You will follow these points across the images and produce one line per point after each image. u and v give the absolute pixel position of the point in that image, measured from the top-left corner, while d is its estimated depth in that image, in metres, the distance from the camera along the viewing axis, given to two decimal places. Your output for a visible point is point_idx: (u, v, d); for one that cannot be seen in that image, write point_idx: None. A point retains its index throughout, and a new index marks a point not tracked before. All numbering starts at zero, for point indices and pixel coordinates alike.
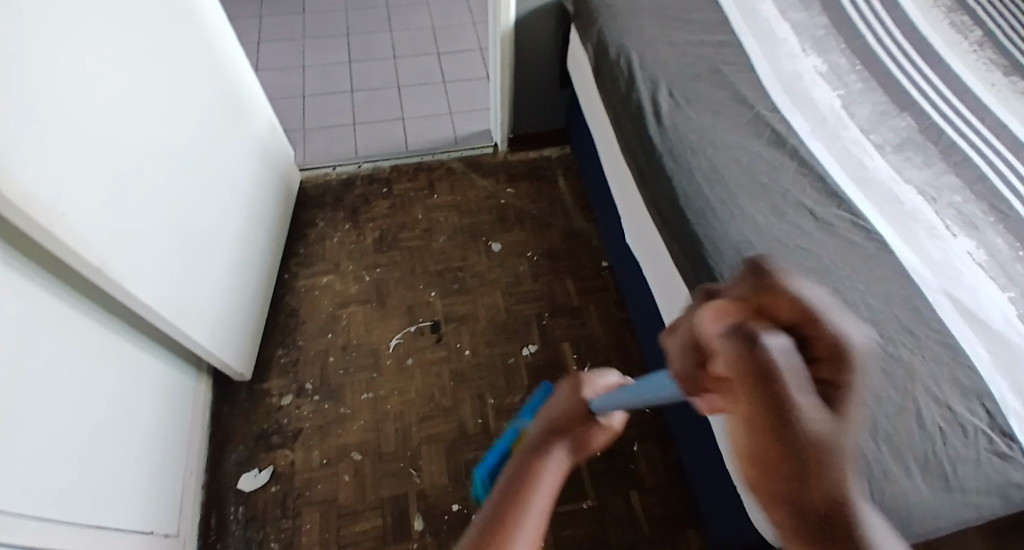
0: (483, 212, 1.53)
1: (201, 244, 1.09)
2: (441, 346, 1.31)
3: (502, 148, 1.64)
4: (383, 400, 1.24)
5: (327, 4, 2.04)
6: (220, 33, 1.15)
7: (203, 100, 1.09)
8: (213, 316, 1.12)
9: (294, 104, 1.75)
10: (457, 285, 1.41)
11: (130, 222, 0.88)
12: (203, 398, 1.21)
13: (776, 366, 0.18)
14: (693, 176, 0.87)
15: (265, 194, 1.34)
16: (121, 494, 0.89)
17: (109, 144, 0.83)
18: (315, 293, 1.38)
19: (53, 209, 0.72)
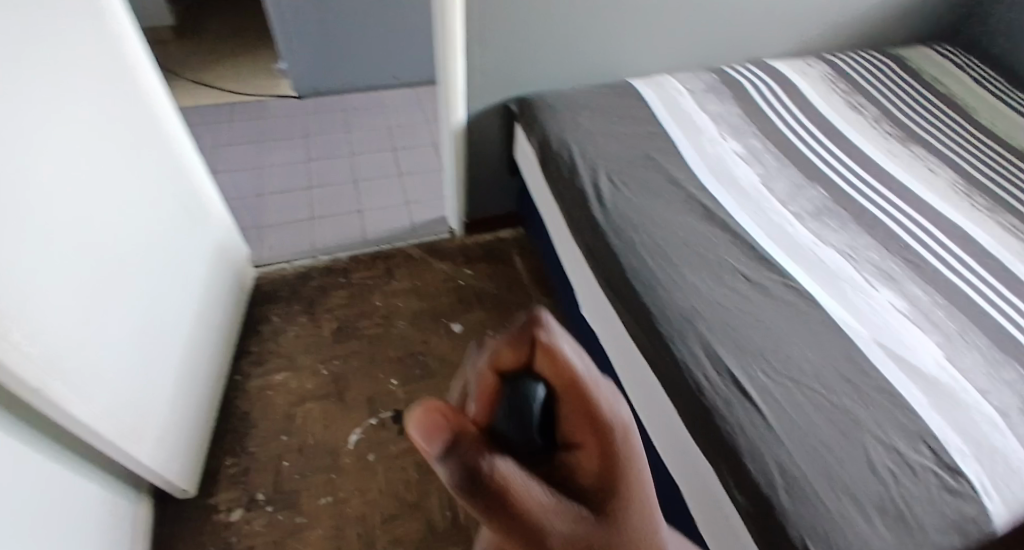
0: (442, 295, 1.54)
1: (149, 353, 1.05)
2: (404, 437, 1.27)
3: (459, 232, 1.68)
4: (343, 503, 1.17)
5: (284, 109, 2.14)
6: (178, 146, 1.19)
7: (156, 205, 1.09)
8: (156, 429, 1.06)
9: (250, 203, 1.78)
10: (420, 370, 1.38)
11: (76, 333, 0.85)
12: (142, 520, 1.11)
13: (502, 471, 0.19)
14: (638, 252, 0.91)
15: (218, 296, 1.32)
16: None
17: (60, 256, 0.82)
18: (269, 393, 1.33)
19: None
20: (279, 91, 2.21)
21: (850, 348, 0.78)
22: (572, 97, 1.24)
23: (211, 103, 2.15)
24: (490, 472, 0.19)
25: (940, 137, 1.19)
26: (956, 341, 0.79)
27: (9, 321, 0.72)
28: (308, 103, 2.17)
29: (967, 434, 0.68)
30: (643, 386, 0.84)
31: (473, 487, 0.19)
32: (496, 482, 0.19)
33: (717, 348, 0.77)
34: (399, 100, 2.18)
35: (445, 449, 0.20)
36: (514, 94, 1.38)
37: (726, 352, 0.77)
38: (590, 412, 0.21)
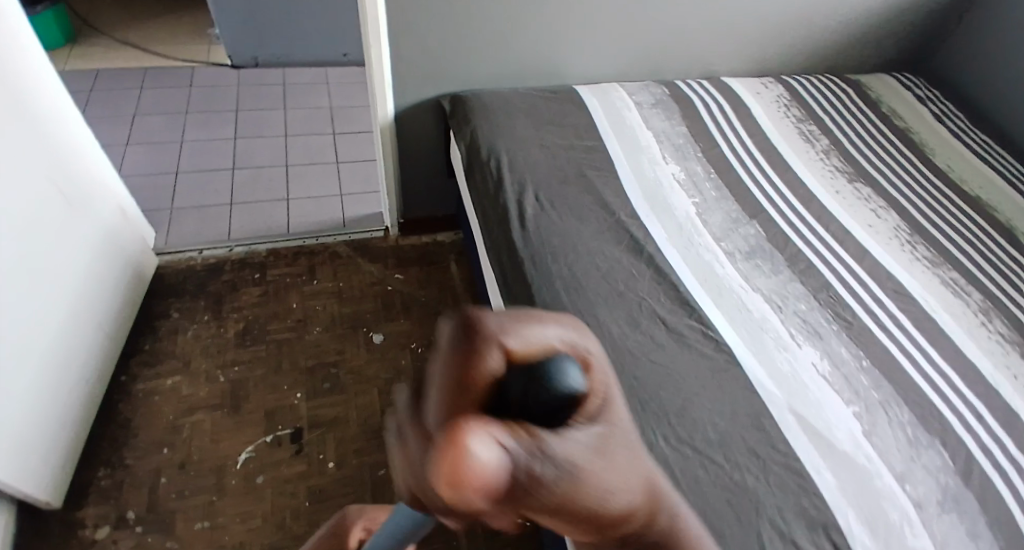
0: (366, 300, 1.43)
1: (7, 349, 0.92)
2: (300, 458, 1.16)
3: (392, 232, 1.57)
4: (222, 529, 1.06)
5: (217, 80, 1.97)
6: (59, 116, 1.05)
7: (21, 181, 0.95)
8: (13, 438, 0.93)
9: (164, 182, 1.62)
10: (329, 385, 1.27)
11: None
12: (2, 531, 0.98)
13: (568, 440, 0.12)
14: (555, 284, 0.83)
15: (106, 285, 1.19)
16: None
17: None
18: (155, 399, 1.20)
19: None
20: (213, 59, 2.04)
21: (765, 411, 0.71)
22: (509, 101, 1.14)
23: (134, 67, 1.96)
24: (547, 471, 0.11)
25: (889, 176, 1.13)
26: (877, 413, 0.73)
27: None
28: (245, 75, 2.00)
29: (874, 527, 0.62)
30: None
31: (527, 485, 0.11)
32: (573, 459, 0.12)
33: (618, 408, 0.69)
34: (345, 80, 2.04)
35: (480, 460, 0.10)
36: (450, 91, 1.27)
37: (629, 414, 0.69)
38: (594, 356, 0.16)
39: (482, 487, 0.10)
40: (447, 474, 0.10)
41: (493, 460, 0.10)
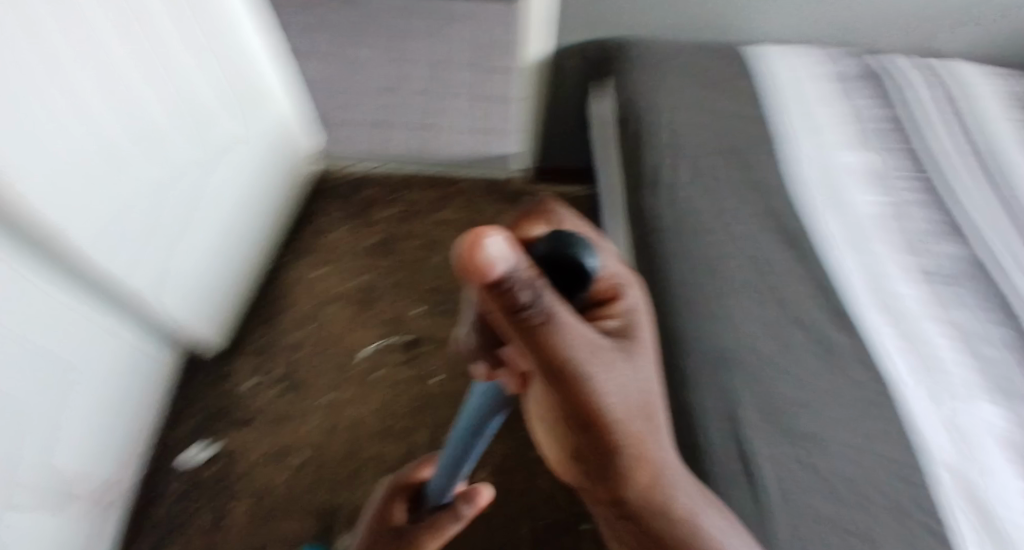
0: None
1: (200, 232, 1.11)
2: (410, 364, 1.41)
3: (521, 176, 1.68)
4: (343, 401, 1.37)
5: None
6: (257, 29, 1.14)
7: (220, 89, 1.07)
8: (195, 302, 1.16)
9: (330, 83, 1.74)
10: (444, 307, 1.49)
11: (128, 215, 0.90)
12: (172, 364, 1.33)
13: (542, 294, 0.31)
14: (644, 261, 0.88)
15: (274, 180, 1.37)
16: (73, 470, 0.98)
17: (117, 143, 0.83)
18: (297, 286, 1.50)
19: (48, 210, 0.73)
20: None
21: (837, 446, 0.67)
22: (674, 56, 1.09)
23: None
24: (530, 298, 0.31)
25: None
26: None
27: (62, 209, 0.76)
28: None
29: None
30: None
31: (515, 303, 0.31)
32: (541, 302, 0.31)
33: (740, 410, 0.70)
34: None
35: (504, 267, 0.30)
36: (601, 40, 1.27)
37: (750, 425, 0.69)
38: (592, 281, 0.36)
39: (498, 276, 0.29)
40: (485, 263, 0.29)
41: (497, 247, 0.29)
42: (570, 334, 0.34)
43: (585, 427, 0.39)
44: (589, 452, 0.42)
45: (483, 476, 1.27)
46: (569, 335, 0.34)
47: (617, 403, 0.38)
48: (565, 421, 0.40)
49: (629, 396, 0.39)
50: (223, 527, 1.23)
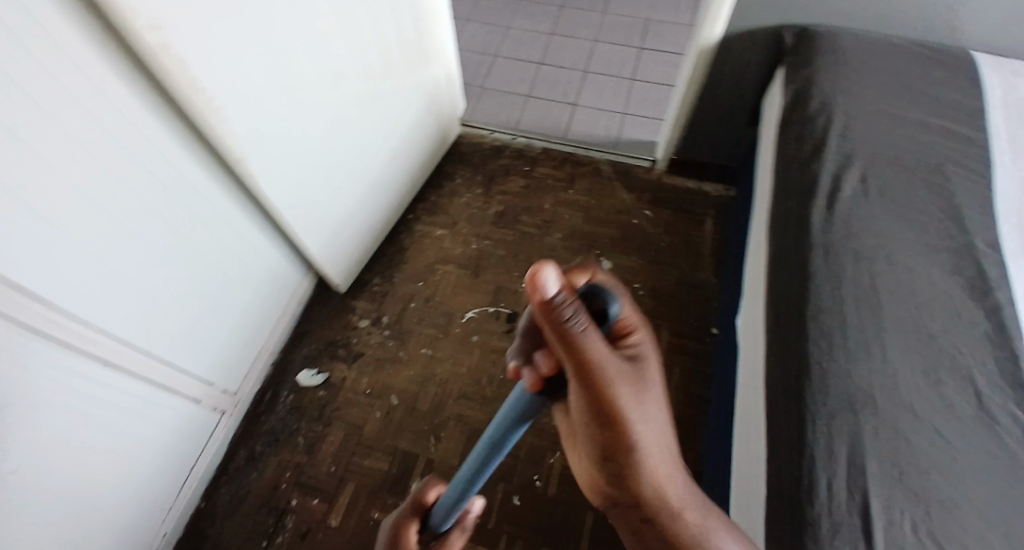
0: (608, 225, 1.56)
1: (340, 167, 1.32)
2: (508, 337, 1.45)
3: (659, 166, 1.64)
4: (436, 359, 1.44)
5: None
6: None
7: (381, 47, 1.30)
8: (329, 231, 1.37)
9: (484, 62, 1.95)
10: None
11: (284, 132, 1.11)
12: (304, 289, 1.53)
13: (579, 317, 0.41)
14: (786, 277, 0.89)
15: (414, 139, 1.58)
16: (216, 332, 1.23)
17: (288, 68, 1.06)
18: (426, 241, 1.63)
19: (219, 101, 0.94)
20: None
21: (933, 488, 0.67)
22: (860, 74, 1.08)
23: None
24: (570, 318, 0.40)
25: None
26: None
27: (231, 103, 0.97)
28: None
29: None
30: (755, 426, 0.85)
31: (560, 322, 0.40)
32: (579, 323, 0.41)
33: (866, 438, 0.70)
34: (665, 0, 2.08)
35: (550, 287, 0.39)
36: (771, 29, 1.23)
37: (872, 451, 0.69)
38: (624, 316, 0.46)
39: (549, 297, 0.40)
40: (541, 288, 0.39)
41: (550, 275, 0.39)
42: (600, 355, 0.43)
43: (610, 436, 0.49)
44: (614, 467, 0.52)
45: (558, 462, 1.27)
46: (600, 356, 0.43)
47: (637, 421, 0.48)
48: (597, 435, 0.50)
49: (648, 418, 0.49)
50: (320, 449, 1.34)
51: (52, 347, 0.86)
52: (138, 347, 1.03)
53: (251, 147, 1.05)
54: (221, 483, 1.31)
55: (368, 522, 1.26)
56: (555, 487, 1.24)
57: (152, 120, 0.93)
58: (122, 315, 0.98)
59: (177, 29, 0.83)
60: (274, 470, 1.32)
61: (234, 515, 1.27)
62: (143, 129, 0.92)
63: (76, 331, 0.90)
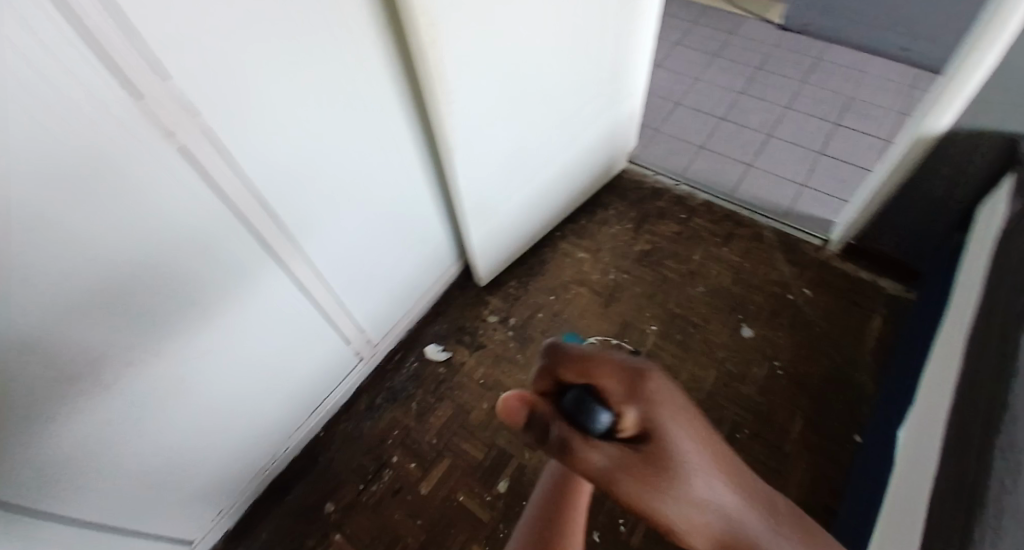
0: (759, 292, 1.60)
1: (520, 172, 1.46)
2: None
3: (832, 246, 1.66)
4: None
5: (757, 35, 2.24)
6: (633, 37, 1.47)
7: (589, 74, 1.42)
8: (492, 227, 1.52)
9: (666, 105, 2.04)
10: (681, 337, 1.54)
11: (492, 132, 1.26)
12: (451, 274, 1.67)
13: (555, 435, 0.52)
14: (979, 404, 0.84)
15: (587, 162, 1.70)
16: (379, 287, 1.40)
17: (513, 77, 1.20)
18: (567, 260, 1.73)
19: (452, 93, 1.09)
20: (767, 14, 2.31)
21: None
22: None
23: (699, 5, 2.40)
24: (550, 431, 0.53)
25: None
26: None
27: (462, 97, 1.12)
28: (780, 40, 2.21)
29: None
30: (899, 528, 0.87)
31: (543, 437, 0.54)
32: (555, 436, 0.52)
33: None
34: (860, 79, 2.04)
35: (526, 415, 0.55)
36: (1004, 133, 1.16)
37: None
38: (621, 401, 0.50)
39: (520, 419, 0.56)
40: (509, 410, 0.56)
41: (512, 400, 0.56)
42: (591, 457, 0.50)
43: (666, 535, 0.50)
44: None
45: (647, 514, 1.24)
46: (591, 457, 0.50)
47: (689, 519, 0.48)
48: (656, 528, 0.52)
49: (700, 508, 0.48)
50: (427, 419, 1.45)
51: (270, 254, 1.06)
52: (323, 279, 1.22)
53: (462, 133, 1.19)
54: (341, 420, 1.46)
55: (452, 502, 1.33)
56: (638, 538, 1.22)
57: (394, 96, 1.12)
58: (317, 245, 1.15)
59: (445, 25, 0.98)
60: (385, 424, 1.44)
61: (343, 452, 1.41)
62: (380, 101, 1.10)
63: (291, 250, 1.10)
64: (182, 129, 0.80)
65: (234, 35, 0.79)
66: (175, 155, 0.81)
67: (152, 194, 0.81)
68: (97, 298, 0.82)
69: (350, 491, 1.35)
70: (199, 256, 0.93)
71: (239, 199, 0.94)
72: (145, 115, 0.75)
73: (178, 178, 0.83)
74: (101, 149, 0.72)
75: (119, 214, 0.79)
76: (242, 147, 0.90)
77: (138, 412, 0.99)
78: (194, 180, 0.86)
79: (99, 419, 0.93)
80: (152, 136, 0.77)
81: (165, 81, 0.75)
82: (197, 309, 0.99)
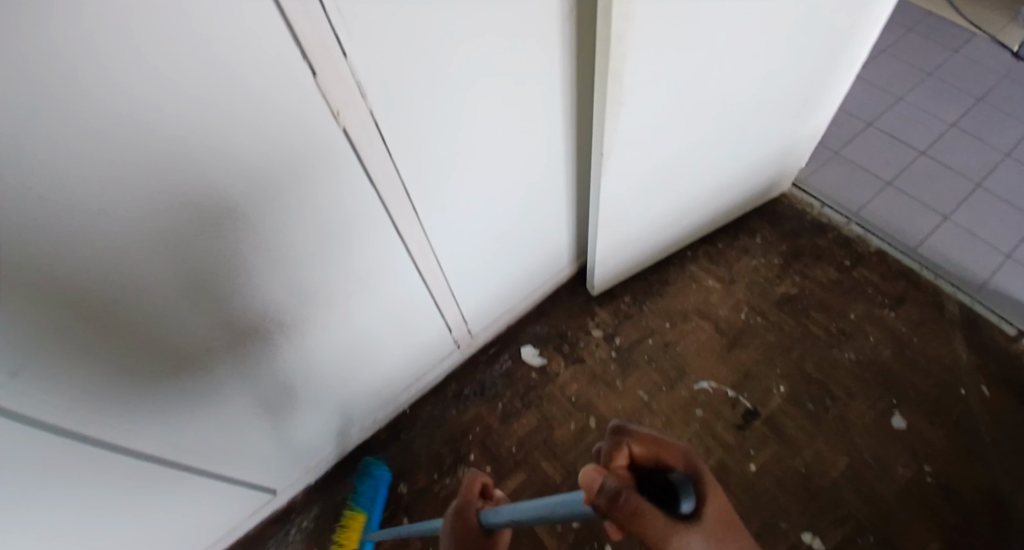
0: (926, 375, 1.40)
1: (673, 190, 1.33)
2: (737, 433, 1.36)
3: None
4: (650, 409, 1.40)
5: (987, 61, 1.88)
6: (850, 56, 1.25)
7: (781, 95, 1.24)
8: (624, 241, 1.41)
9: (854, 126, 1.79)
10: (812, 407, 1.38)
11: (659, 150, 1.15)
12: (563, 275, 1.58)
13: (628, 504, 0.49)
14: None
15: (746, 184, 1.51)
16: (494, 279, 1.36)
17: (696, 96, 1.07)
18: (692, 285, 1.58)
19: (626, 108, 0.98)
20: (1012, 33, 1.93)
21: None
22: None
23: (919, 11, 2.04)
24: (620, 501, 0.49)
25: None
26: None
27: (639, 112, 1.01)
28: (1016, 70, 1.84)
29: None
30: None
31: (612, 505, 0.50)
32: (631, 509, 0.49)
33: None
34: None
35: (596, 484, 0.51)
36: None
37: None
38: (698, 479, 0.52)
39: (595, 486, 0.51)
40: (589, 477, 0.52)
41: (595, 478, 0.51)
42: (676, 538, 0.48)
43: None
44: None
45: None
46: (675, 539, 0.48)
47: None
48: None
49: None
50: (511, 424, 1.40)
51: (396, 243, 1.04)
52: (439, 270, 1.19)
53: (620, 147, 1.07)
54: (428, 401, 1.46)
55: None
56: None
57: (554, 92, 1.03)
58: (442, 236, 1.12)
59: (643, 29, 0.86)
60: (468, 417, 1.42)
61: (425, 435, 1.41)
62: (536, 99, 1.02)
63: (416, 242, 1.07)
64: (348, 108, 0.77)
65: (417, 17, 0.74)
66: (333, 138, 0.79)
67: (328, 174, 0.83)
68: (261, 267, 0.86)
69: (424, 477, 1.35)
70: (331, 237, 0.92)
71: (379, 191, 0.92)
72: (320, 94, 0.73)
73: (334, 156, 0.82)
74: (282, 130, 0.73)
75: (288, 193, 0.80)
76: (395, 133, 0.86)
77: (290, 369, 1.08)
78: (342, 164, 0.83)
79: (270, 367, 1.04)
80: (321, 116, 0.75)
81: (345, 58, 0.71)
82: (323, 288, 0.99)
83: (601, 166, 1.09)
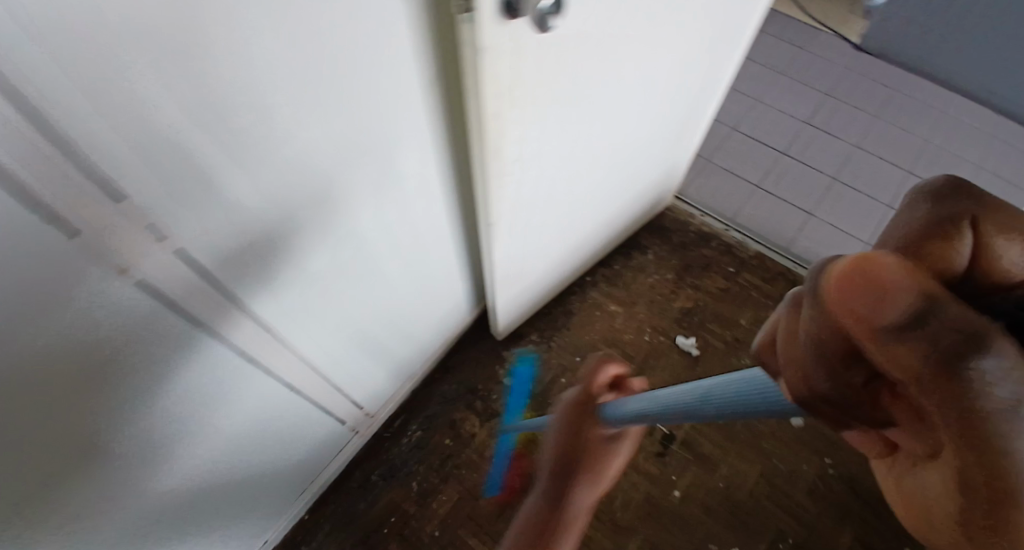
0: None
1: (566, 231, 1.25)
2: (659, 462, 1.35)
3: None
4: None
5: (827, 56, 2.02)
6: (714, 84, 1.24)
7: (659, 128, 1.20)
8: (522, 287, 1.32)
9: (722, 131, 1.85)
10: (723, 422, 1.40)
11: (550, 200, 1.06)
12: (462, 325, 1.45)
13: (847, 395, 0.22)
14: None
15: (632, 208, 1.48)
16: (385, 357, 1.21)
17: (582, 145, 0.99)
18: (596, 313, 1.54)
19: (510, 176, 0.87)
20: (847, 28, 2.09)
21: None
22: None
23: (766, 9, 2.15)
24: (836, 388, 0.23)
25: None
26: None
27: (523, 174, 0.90)
28: (852, 64, 2.00)
29: None
30: None
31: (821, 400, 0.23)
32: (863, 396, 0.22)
33: None
34: (938, 121, 1.86)
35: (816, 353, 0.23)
36: None
37: None
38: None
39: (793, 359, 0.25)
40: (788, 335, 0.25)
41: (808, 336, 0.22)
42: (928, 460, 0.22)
43: None
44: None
45: None
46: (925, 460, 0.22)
47: None
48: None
49: None
50: (431, 503, 1.28)
51: (256, 364, 0.84)
52: (321, 369, 1.01)
53: (509, 209, 0.96)
54: (331, 498, 1.28)
55: None
56: None
57: (427, 162, 0.89)
58: (320, 332, 0.95)
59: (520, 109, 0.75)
60: (381, 507, 1.28)
61: (336, 536, 1.25)
62: (406, 177, 0.86)
63: (284, 356, 0.89)
64: (143, 261, 0.57)
65: (236, 132, 0.56)
66: (129, 295, 0.58)
67: (142, 333, 0.63)
68: (65, 447, 0.64)
69: None
70: (163, 391, 0.72)
71: (221, 328, 0.73)
72: (97, 250, 0.53)
73: (137, 318, 0.61)
74: (50, 303, 0.52)
75: (86, 362, 0.59)
76: (231, 253, 0.67)
77: (142, 527, 0.86)
78: (156, 314, 0.63)
79: (158, 493, 0.85)
80: (99, 278, 0.54)
81: (121, 203, 0.52)
82: (163, 438, 0.78)
83: (489, 231, 0.98)
